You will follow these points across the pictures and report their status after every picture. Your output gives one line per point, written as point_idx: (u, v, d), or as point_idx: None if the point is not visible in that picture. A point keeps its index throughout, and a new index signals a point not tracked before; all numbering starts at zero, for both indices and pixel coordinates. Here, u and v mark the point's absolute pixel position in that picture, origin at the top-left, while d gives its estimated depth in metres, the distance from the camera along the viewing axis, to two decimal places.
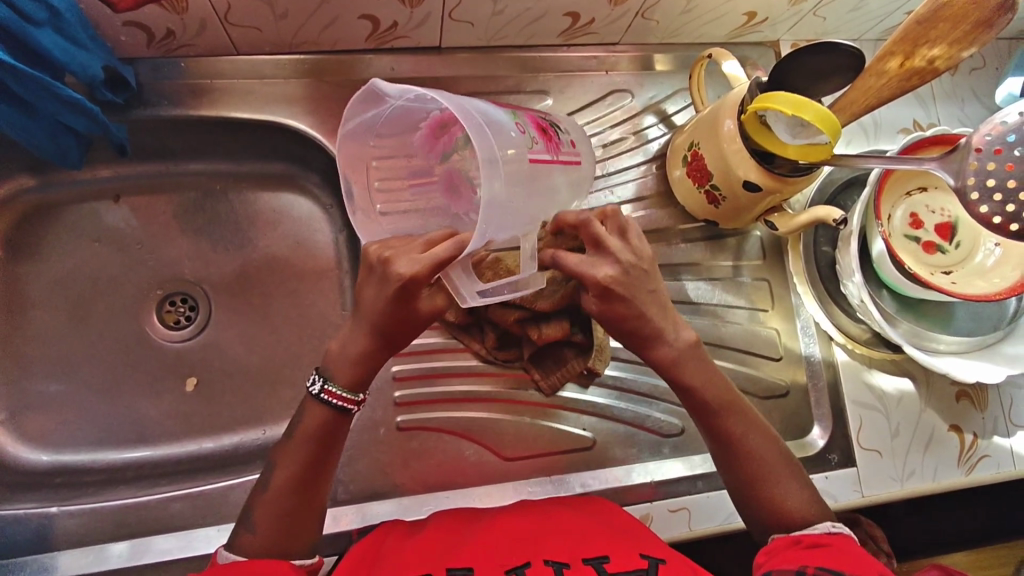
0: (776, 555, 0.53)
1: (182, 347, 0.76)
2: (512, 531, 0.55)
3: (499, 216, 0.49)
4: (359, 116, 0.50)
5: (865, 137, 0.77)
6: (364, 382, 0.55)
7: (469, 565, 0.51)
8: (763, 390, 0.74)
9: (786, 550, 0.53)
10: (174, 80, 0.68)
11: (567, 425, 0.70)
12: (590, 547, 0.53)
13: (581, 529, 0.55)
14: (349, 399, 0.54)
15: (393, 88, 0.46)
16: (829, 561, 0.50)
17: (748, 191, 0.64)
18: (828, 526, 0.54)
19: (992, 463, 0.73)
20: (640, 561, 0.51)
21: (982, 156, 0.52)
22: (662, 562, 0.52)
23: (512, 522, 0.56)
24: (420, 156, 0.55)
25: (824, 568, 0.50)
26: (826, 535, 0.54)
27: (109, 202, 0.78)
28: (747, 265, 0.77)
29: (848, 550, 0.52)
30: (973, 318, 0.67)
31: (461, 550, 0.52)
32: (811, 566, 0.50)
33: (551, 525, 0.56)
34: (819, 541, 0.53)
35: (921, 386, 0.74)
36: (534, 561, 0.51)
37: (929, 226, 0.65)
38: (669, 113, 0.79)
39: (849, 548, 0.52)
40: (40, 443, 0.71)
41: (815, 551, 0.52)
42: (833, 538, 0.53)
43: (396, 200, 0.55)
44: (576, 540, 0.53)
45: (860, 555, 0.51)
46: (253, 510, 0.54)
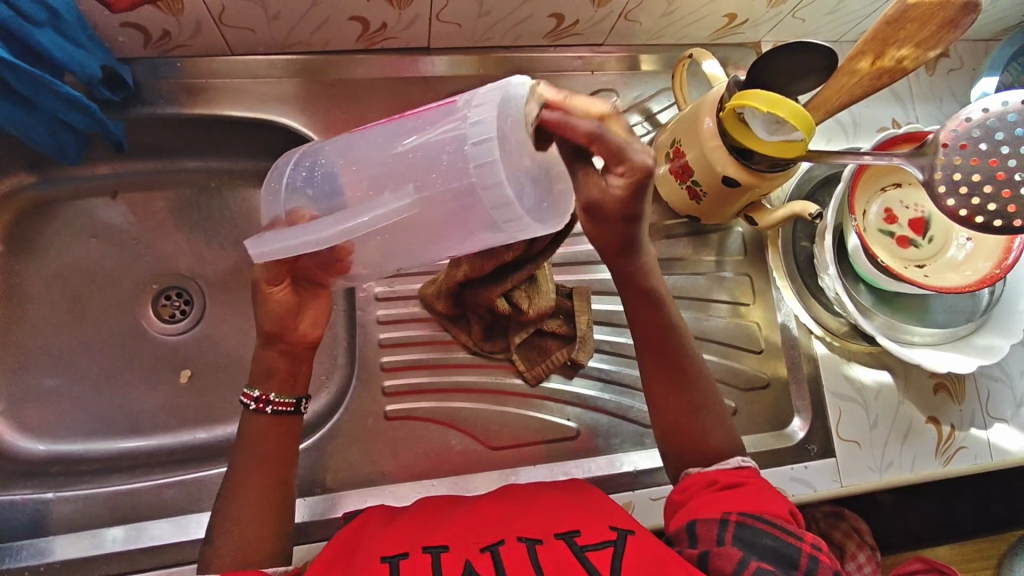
0: (696, 503, 0.55)
1: (179, 339, 0.78)
2: (493, 514, 0.56)
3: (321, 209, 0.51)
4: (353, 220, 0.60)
5: (845, 135, 0.79)
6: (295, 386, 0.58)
7: (446, 544, 0.52)
8: (743, 381, 0.76)
9: (704, 496, 0.55)
10: (170, 80, 0.70)
11: (552, 415, 0.72)
12: (561, 523, 0.55)
13: (555, 509, 0.57)
14: (246, 394, 0.56)
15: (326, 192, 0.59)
16: (747, 502, 0.53)
17: (728, 186, 0.66)
18: (739, 461, 0.57)
19: (969, 455, 0.74)
20: (609, 532, 0.53)
21: (949, 151, 0.54)
22: (631, 533, 0.53)
23: (492, 508, 0.57)
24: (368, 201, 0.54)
25: (744, 511, 0.52)
26: (735, 469, 0.56)
27: (107, 199, 0.79)
28: (729, 260, 0.79)
29: (760, 487, 0.54)
30: (948, 311, 0.69)
31: (441, 533, 0.54)
32: (733, 513, 0.52)
33: (528, 508, 0.57)
34: (733, 481, 0.55)
35: (899, 379, 0.75)
36: (508, 538, 0.53)
37: (903, 221, 0.67)
38: (653, 112, 0.81)
39: (760, 483, 0.55)
40: (38, 433, 0.73)
41: (731, 495, 0.54)
42: (745, 477, 0.55)
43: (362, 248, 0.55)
44: (549, 519, 0.55)
45: (767, 489, 0.55)
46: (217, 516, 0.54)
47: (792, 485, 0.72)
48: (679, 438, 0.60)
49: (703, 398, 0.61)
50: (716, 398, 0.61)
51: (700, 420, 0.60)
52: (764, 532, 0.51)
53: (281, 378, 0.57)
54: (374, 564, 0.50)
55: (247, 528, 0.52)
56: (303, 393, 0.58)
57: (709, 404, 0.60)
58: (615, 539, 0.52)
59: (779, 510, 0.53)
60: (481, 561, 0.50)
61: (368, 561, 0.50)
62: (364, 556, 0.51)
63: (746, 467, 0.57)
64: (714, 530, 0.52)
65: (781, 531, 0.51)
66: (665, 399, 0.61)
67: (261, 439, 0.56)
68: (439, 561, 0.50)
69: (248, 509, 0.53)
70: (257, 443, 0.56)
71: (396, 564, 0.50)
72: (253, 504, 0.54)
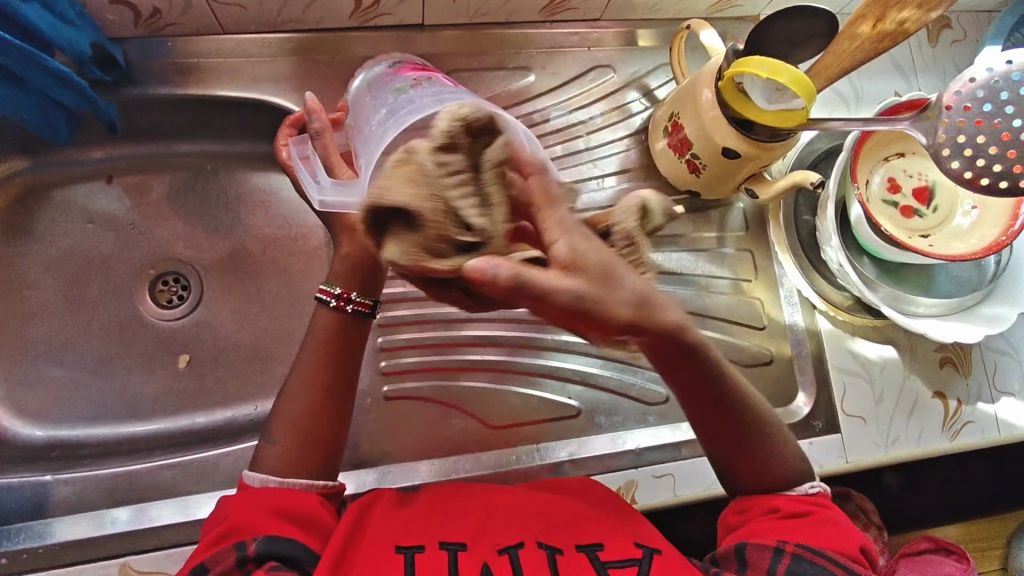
0: (751, 527, 0.54)
1: (177, 324, 0.78)
2: (509, 506, 0.55)
3: (429, 97, 0.49)
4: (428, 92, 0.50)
5: (846, 107, 0.78)
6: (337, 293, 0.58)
7: (464, 542, 0.50)
8: (747, 357, 0.75)
9: (766, 522, 0.53)
10: (162, 59, 0.69)
11: (554, 394, 0.71)
12: (585, 535, 0.52)
13: (574, 516, 0.55)
14: (330, 290, 0.59)
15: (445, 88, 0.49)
16: (811, 538, 0.51)
17: (727, 158, 0.65)
18: (808, 488, 0.55)
19: (976, 429, 0.73)
20: (635, 550, 0.52)
21: (952, 113, 0.53)
22: (657, 552, 0.52)
23: (509, 498, 0.56)
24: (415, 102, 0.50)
25: (802, 544, 0.50)
26: (807, 497, 0.55)
27: (102, 183, 0.79)
28: (731, 236, 0.78)
29: (829, 523, 0.52)
30: (953, 282, 0.68)
31: (457, 526, 0.52)
32: (788, 544, 0.50)
33: (542, 502, 0.55)
34: (797, 511, 0.53)
35: (904, 353, 0.74)
36: (528, 542, 0.51)
37: (907, 190, 0.66)
38: (651, 87, 0.80)
39: (828, 516, 0.53)
40: (35, 418, 0.72)
41: (799, 523, 0.52)
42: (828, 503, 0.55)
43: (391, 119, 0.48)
44: (572, 529, 0.53)
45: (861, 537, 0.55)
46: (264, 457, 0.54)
47: None
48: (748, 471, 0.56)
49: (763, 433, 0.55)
50: (773, 423, 0.56)
51: (764, 456, 0.55)
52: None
53: (362, 275, 0.59)
54: (390, 556, 0.48)
55: (296, 460, 0.53)
56: (377, 298, 0.60)
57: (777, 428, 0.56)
58: (642, 558, 0.51)
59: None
60: (499, 563, 0.48)
61: (380, 551, 0.49)
62: (377, 539, 0.50)
63: (819, 493, 0.56)
64: (766, 559, 0.50)
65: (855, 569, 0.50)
66: (727, 441, 0.55)
67: (331, 332, 0.58)
68: (455, 561, 0.48)
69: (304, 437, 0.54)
70: (331, 340, 0.57)
71: (411, 557, 0.48)
72: (294, 442, 0.54)
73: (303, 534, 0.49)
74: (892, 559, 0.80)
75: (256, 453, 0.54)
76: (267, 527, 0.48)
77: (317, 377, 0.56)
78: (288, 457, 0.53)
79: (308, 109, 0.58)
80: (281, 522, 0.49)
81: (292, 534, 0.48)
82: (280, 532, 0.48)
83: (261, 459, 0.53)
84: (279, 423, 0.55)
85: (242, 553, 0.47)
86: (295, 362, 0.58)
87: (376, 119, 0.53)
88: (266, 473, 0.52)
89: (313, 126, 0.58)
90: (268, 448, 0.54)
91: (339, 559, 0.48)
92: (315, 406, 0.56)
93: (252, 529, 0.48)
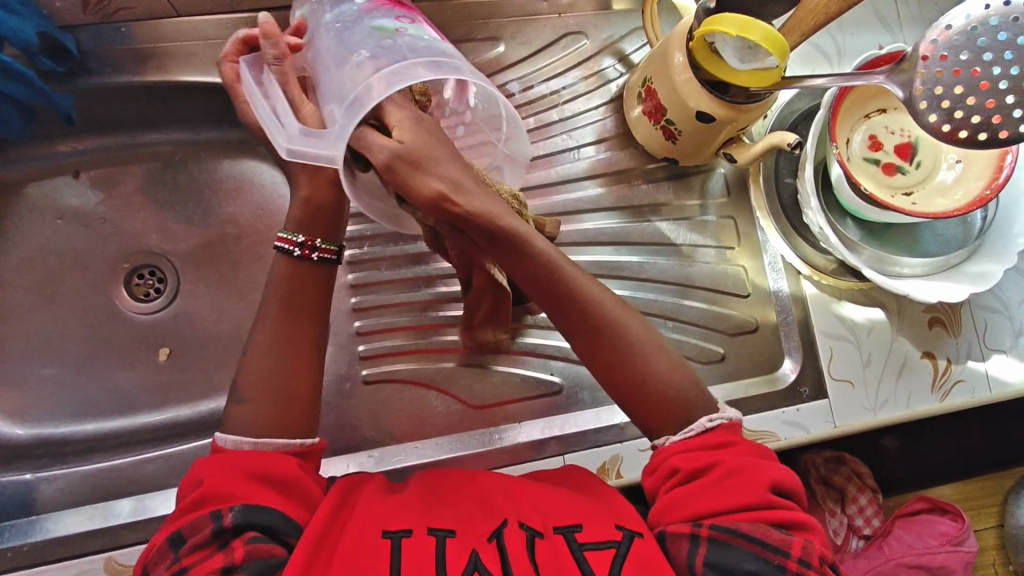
0: (665, 506, 0.49)
1: (154, 318, 0.77)
2: (493, 488, 0.53)
3: (423, 52, 0.47)
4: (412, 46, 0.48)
5: (829, 64, 0.75)
6: (306, 228, 0.56)
7: (452, 528, 0.48)
8: (731, 326, 0.75)
9: (674, 495, 0.49)
10: (117, 46, 0.68)
11: (535, 370, 0.70)
12: (563, 515, 0.50)
13: (554, 498, 0.52)
14: (291, 240, 0.56)
15: (439, 49, 0.48)
16: (716, 504, 0.47)
17: (703, 122, 0.63)
18: (704, 422, 0.51)
19: (967, 388, 0.72)
20: (615, 532, 0.48)
21: (929, 63, 0.51)
22: (638, 535, 0.48)
23: (493, 480, 0.54)
24: (406, 50, 0.47)
25: (716, 524, 0.46)
26: (705, 435, 0.50)
27: (70, 177, 0.78)
28: (713, 203, 0.77)
29: (743, 473, 0.47)
30: (938, 241, 0.66)
31: (445, 512, 0.50)
32: (703, 527, 0.46)
33: (517, 487, 0.53)
34: (698, 470, 0.48)
35: (892, 315, 0.73)
36: (510, 521, 0.49)
37: (889, 147, 0.64)
38: (626, 52, 0.77)
39: (733, 464, 0.48)
40: (16, 417, 0.72)
41: (698, 493, 0.48)
42: (729, 439, 0.50)
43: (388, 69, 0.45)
44: (551, 509, 0.51)
45: (775, 465, 0.50)
46: (231, 415, 0.51)
47: (783, 428, 0.70)
48: (656, 403, 0.51)
49: (649, 339, 0.52)
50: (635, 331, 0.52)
51: (667, 375, 0.51)
52: (747, 553, 0.45)
53: (325, 219, 0.57)
54: (374, 540, 0.46)
55: (266, 422, 0.50)
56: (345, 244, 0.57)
57: (646, 348, 0.52)
58: (620, 539, 0.47)
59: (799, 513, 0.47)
60: (487, 550, 0.46)
61: (366, 532, 0.47)
62: (359, 524, 0.47)
63: (720, 424, 0.51)
64: (684, 552, 0.46)
65: (771, 530, 0.45)
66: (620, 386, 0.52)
67: (298, 285, 0.54)
68: (442, 547, 0.46)
69: (266, 408, 0.51)
70: (292, 292, 0.54)
71: (398, 541, 0.46)
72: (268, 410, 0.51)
73: (284, 501, 0.48)
74: (888, 520, 0.82)
75: (228, 412, 0.52)
76: (247, 494, 0.46)
77: (291, 329, 0.53)
78: (262, 416, 0.51)
79: (262, 31, 0.52)
80: (263, 488, 0.47)
81: (274, 504, 0.47)
82: (259, 501, 0.46)
83: (234, 418, 0.50)
84: (243, 372, 0.52)
85: (219, 523, 0.45)
86: (259, 314, 0.54)
87: (357, 58, 0.49)
88: (240, 435, 0.50)
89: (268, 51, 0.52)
90: (241, 407, 0.51)
91: (321, 540, 0.46)
92: (285, 366, 0.52)
93: (229, 497, 0.46)
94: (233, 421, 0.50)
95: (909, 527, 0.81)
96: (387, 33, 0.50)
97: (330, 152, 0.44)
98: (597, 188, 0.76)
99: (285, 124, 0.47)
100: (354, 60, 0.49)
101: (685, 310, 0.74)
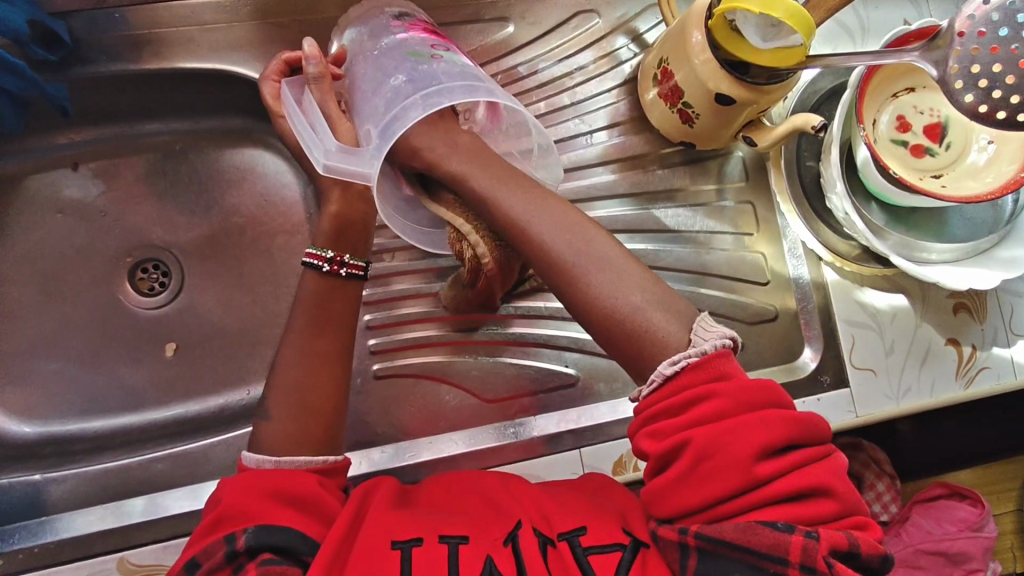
0: (653, 495, 0.46)
1: (160, 313, 0.75)
2: (517, 493, 0.52)
3: (458, 76, 0.52)
4: (449, 68, 0.53)
5: (852, 40, 0.72)
6: (334, 241, 0.56)
7: (466, 534, 0.47)
8: (750, 315, 0.73)
9: (655, 484, 0.45)
10: (114, 33, 0.66)
11: (550, 362, 0.69)
12: (567, 518, 0.49)
13: (561, 500, 0.51)
14: (319, 254, 0.55)
15: (473, 72, 0.54)
16: (696, 496, 0.43)
17: (721, 104, 0.60)
18: (686, 358, 0.44)
19: (992, 375, 0.70)
20: (621, 536, 0.47)
21: (965, 40, 0.48)
22: (646, 544, 0.47)
23: (523, 486, 0.53)
24: (440, 70, 0.52)
25: (701, 531, 0.42)
26: (668, 384, 0.45)
27: (69, 170, 0.76)
28: (730, 187, 0.74)
29: (721, 453, 0.42)
30: (968, 225, 0.64)
31: (461, 521, 0.48)
32: (690, 534, 0.43)
33: (519, 492, 0.52)
34: (671, 451, 0.43)
35: (916, 301, 0.71)
36: (524, 524, 0.48)
37: (918, 128, 0.62)
38: (640, 31, 0.74)
39: (705, 442, 0.42)
40: (24, 416, 0.71)
41: (676, 480, 0.44)
42: (700, 393, 0.43)
43: (425, 87, 0.51)
44: (557, 512, 0.49)
45: (762, 420, 0.42)
46: (261, 430, 0.51)
47: None
48: (615, 326, 0.47)
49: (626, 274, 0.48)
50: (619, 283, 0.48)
51: (644, 316, 0.47)
52: (739, 564, 0.41)
53: (354, 234, 0.57)
54: (385, 552, 0.45)
55: (291, 438, 0.50)
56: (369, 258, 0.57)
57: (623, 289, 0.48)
58: (625, 544, 0.46)
59: (796, 483, 0.42)
60: (503, 555, 0.45)
61: (376, 543, 0.45)
62: (373, 533, 0.46)
63: (687, 365, 0.44)
64: (677, 557, 0.44)
65: (759, 531, 0.40)
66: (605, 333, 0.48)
67: (325, 303, 0.54)
68: (456, 555, 0.45)
69: (288, 424, 0.51)
70: (321, 311, 0.54)
71: (409, 551, 0.45)
72: (289, 421, 0.51)
73: (304, 520, 0.46)
74: (905, 508, 0.81)
75: (255, 431, 0.52)
76: (262, 514, 0.45)
77: (313, 344, 0.53)
78: (285, 432, 0.50)
79: (305, 55, 0.54)
80: (278, 507, 0.46)
81: (288, 523, 0.45)
82: (276, 522, 0.45)
83: (258, 436, 0.50)
84: (270, 382, 0.53)
85: (231, 547, 0.44)
86: (286, 331, 0.54)
87: (392, 84, 0.53)
88: (264, 454, 0.50)
89: (308, 72, 0.54)
90: (266, 423, 0.51)
91: (339, 554, 0.45)
92: (313, 376, 0.52)
93: (246, 518, 0.45)
94: (263, 430, 0.51)
95: (929, 513, 0.80)
96: (422, 47, 0.54)
97: (365, 169, 0.51)
98: (611, 174, 0.74)
99: (323, 139, 0.52)
100: (393, 76, 0.53)
101: (702, 299, 0.72)
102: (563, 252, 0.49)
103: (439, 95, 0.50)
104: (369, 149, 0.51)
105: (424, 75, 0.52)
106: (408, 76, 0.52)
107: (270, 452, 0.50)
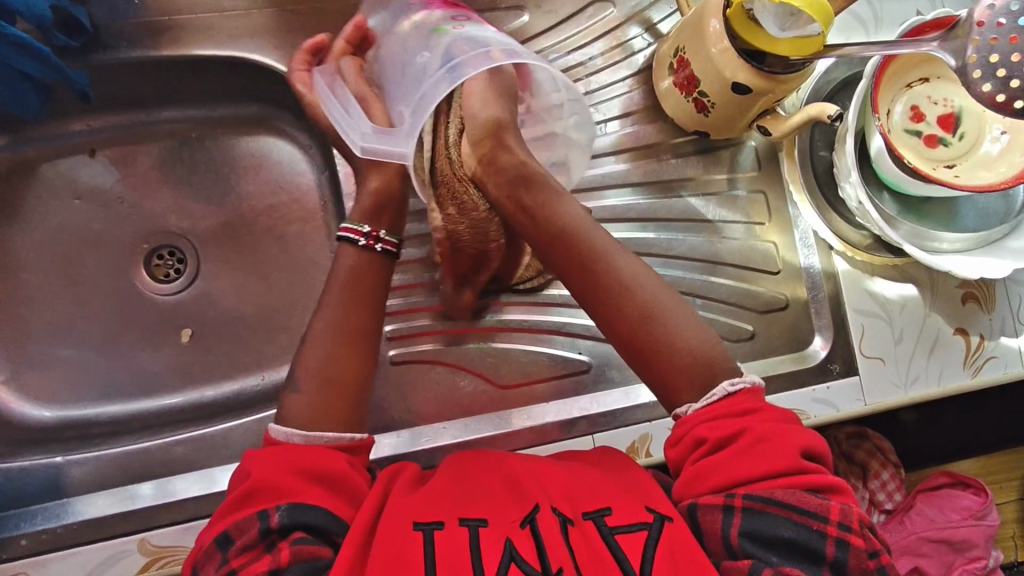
0: (692, 472, 0.48)
1: (175, 299, 0.76)
2: (530, 469, 0.52)
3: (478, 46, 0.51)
4: (468, 40, 0.52)
5: (865, 31, 0.72)
6: (371, 218, 0.58)
7: (487, 517, 0.48)
8: (762, 304, 0.74)
9: (700, 462, 0.48)
10: (131, 19, 0.67)
11: (565, 350, 0.70)
12: (594, 498, 0.50)
13: (584, 479, 0.52)
14: (355, 229, 0.58)
15: (494, 39, 0.52)
16: (744, 471, 0.46)
17: (738, 93, 0.61)
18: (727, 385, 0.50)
19: (1000, 365, 0.70)
20: (646, 514, 0.48)
21: (984, 30, 0.48)
22: (669, 520, 0.47)
23: (548, 464, 0.54)
24: (459, 42, 0.51)
25: (750, 493, 0.45)
26: (727, 399, 0.49)
27: (85, 157, 0.77)
28: (742, 177, 0.75)
29: (771, 440, 0.47)
30: (980, 215, 0.64)
31: (479, 502, 0.49)
32: (737, 496, 0.46)
33: (541, 467, 0.52)
34: (726, 434, 0.47)
35: (925, 291, 0.71)
36: (543, 504, 0.48)
37: (931, 118, 0.62)
38: (654, 21, 0.75)
39: (762, 428, 0.47)
40: (43, 400, 0.72)
41: (728, 455, 0.47)
42: (754, 405, 0.49)
43: (446, 63, 0.51)
44: (581, 492, 0.50)
45: (800, 429, 0.49)
46: (286, 401, 0.51)
47: (814, 406, 0.69)
48: (648, 330, 0.52)
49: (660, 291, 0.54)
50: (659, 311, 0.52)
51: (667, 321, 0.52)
52: (782, 520, 0.44)
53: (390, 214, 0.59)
54: (408, 532, 0.45)
55: (314, 411, 0.51)
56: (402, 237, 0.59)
57: (669, 313, 0.52)
58: (651, 522, 0.47)
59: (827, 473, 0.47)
60: (522, 536, 0.46)
61: (399, 523, 0.46)
62: (395, 515, 0.47)
63: (743, 388, 0.50)
64: (718, 523, 0.45)
65: (808, 497, 0.45)
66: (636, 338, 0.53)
67: (356, 280, 0.56)
68: (477, 538, 0.46)
69: (313, 399, 0.51)
70: (353, 288, 0.55)
71: (431, 533, 0.46)
72: (314, 394, 0.51)
73: (334, 500, 0.47)
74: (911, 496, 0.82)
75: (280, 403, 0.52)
76: (291, 492, 0.46)
77: (343, 319, 0.54)
78: (309, 406, 0.51)
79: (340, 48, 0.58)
80: (308, 485, 0.47)
81: (321, 503, 0.46)
82: (306, 500, 0.46)
83: (286, 408, 0.51)
84: (298, 355, 0.53)
85: (265, 524, 0.45)
86: (318, 305, 0.55)
87: (421, 63, 0.53)
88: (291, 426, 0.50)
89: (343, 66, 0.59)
90: (293, 395, 0.51)
91: (363, 540, 0.46)
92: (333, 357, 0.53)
93: (277, 497, 0.46)
94: (287, 402, 0.51)
95: (932, 501, 0.80)
96: (445, 23, 0.54)
97: (399, 150, 0.52)
98: (623, 163, 0.74)
99: (359, 126, 0.55)
100: (422, 57, 0.54)
101: (714, 289, 0.74)
102: (643, 294, 0.53)
103: (460, 69, 0.50)
104: (400, 130, 0.53)
105: (447, 51, 0.51)
106: (433, 54, 0.53)
107: (296, 424, 0.50)
